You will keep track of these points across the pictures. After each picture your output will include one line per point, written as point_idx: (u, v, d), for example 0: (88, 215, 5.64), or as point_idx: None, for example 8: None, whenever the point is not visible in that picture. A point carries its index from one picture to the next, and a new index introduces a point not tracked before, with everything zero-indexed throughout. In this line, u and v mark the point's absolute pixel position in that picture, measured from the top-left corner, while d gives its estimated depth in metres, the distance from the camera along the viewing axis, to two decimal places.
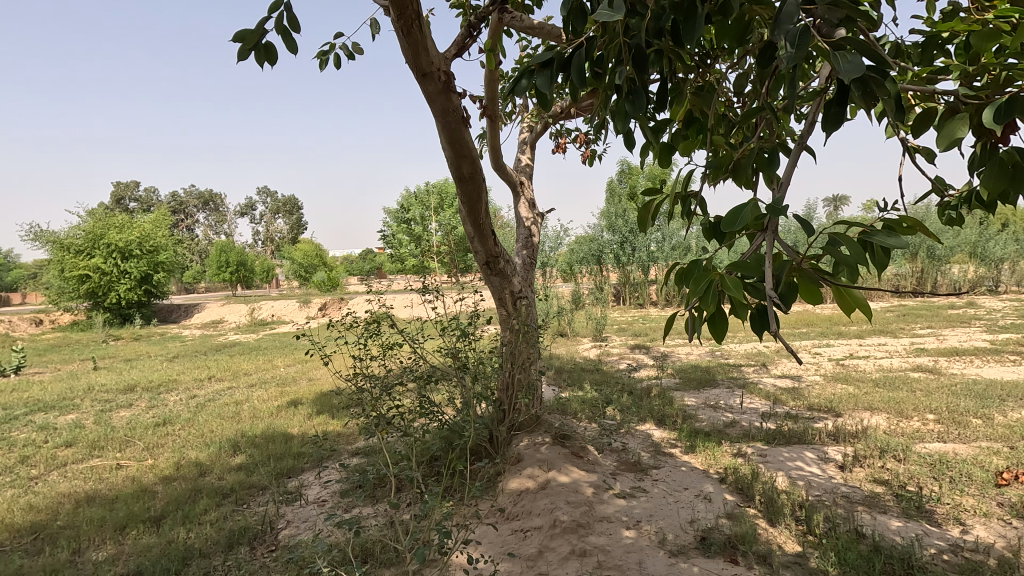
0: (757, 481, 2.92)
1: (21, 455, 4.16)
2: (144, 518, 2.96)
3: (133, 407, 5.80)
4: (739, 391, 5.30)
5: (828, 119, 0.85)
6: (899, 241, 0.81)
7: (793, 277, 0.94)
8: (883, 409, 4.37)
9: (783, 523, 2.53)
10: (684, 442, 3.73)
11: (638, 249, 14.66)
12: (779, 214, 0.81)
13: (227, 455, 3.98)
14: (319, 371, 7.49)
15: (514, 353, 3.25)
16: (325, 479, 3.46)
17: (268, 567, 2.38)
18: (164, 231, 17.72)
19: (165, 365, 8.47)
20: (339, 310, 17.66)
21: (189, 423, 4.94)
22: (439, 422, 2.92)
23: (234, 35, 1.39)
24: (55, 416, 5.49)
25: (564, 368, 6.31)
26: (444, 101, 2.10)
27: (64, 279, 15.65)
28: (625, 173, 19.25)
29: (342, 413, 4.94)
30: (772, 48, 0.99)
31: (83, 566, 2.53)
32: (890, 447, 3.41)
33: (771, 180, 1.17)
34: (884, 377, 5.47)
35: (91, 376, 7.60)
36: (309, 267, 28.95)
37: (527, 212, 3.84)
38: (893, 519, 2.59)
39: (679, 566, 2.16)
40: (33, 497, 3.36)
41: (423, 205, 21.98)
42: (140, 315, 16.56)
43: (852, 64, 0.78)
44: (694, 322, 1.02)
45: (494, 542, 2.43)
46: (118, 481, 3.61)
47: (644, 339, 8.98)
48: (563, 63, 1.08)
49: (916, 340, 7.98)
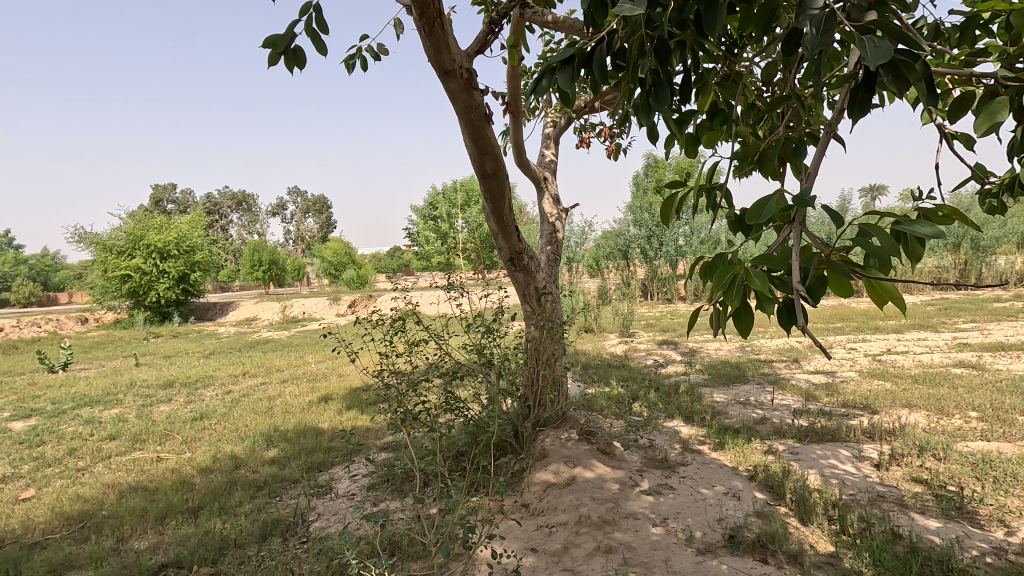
0: (788, 479, 2.84)
1: (69, 447, 4.35)
2: (183, 509, 3.07)
3: (172, 402, 6.01)
4: (770, 387, 5.20)
5: (855, 105, 0.84)
6: (935, 230, 0.77)
7: (822, 270, 0.91)
8: (922, 406, 4.22)
9: (815, 522, 2.47)
10: (713, 439, 3.67)
11: (665, 243, 14.48)
12: (807, 205, 0.79)
13: (261, 448, 4.09)
14: (348, 366, 7.63)
15: (539, 350, 3.23)
16: (353, 472, 3.53)
17: (300, 558, 2.44)
18: (200, 231, 18.26)
19: (203, 361, 8.77)
20: (367, 308, 17.80)
21: (225, 418, 5.10)
22: (465, 417, 2.94)
23: (265, 41, 1.41)
24: (100, 410, 5.73)
25: (590, 363, 6.30)
26: (466, 98, 2.10)
27: (107, 281, 16.25)
28: (651, 167, 19.10)
29: (370, 408, 5.03)
30: (797, 34, 0.96)
31: (125, 554, 2.62)
32: (930, 444, 3.30)
33: (799, 172, 1.16)
34: (923, 372, 5.29)
35: (132, 372, 7.92)
36: (338, 265, 29.59)
37: (552, 208, 3.80)
38: (932, 519, 2.51)
39: (707, 564, 2.12)
40: (80, 488, 3.52)
41: (450, 203, 22.25)
42: (178, 313, 17.12)
43: (880, 49, 0.75)
44: (718, 316, 0.99)
45: (520, 537, 2.43)
46: (159, 473, 3.75)
47: (670, 335, 8.87)
48: (584, 60, 1.07)
49: (959, 334, 7.67)
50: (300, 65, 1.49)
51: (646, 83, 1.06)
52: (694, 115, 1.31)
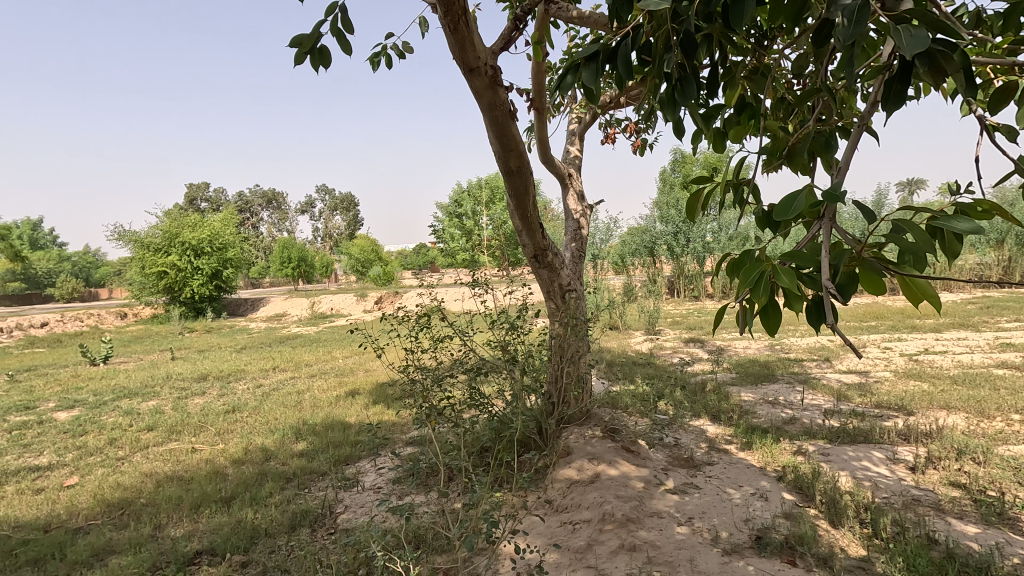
0: (818, 481, 2.78)
1: (110, 437, 4.53)
2: (216, 498, 3.17)
3: (206, 395, 6.20)
4: (800, 386, 5.08)
5: (890, 97, 0.82)
6: (971, 226, 0.74)
7: (853, 267, 0.89)
8: (961, 408, 4.08)
9: (846, 526, 2.41)
10: (741, 438, 3.61)
11: (692, 239, 14.26)
12: (837, 200, 0.77)
13: (291, 441, 4.19)
14: (375, 361, 7.75)
15: (563, 347, 3.23)
16: (380, 465, 3.59)
17: (328, 549, 2.49)
18: (232, 228, 18.72)
19: (235, 356, 9.01)
20: (393, 304, 18.01)
21: (256, 411, 5.23)
22: (489, 413, 2.96)
23: (291, 41, 1.44)
24: (139, 402, 5.95)
25: (615, 361, 6.26)
26: (491, 95, 2.11)
27: (144, 277, 16.82)
28: (678, 162, 18.83)
29: (396, 403, 5.10)
30: (829, 25, 0.93)
31: (162, 541, 2.72)
32: (969, 448, 3.18)
33: (830, 166, 1.14)
34: (963, 373, 5.10)
35: (169, 365, 8.19)
36: (364, 262, 30.02)
37: (576, 205, 3.79)
38: (970, 525, 2.43)
39: (733, 565, 2.09)
40: (120, 476, 3.66)
41: (475, 200, 22.33)
42: (211, 309, 17.62)
43: (916, 38, 0.73)
44: (745, 314, 0.98)
45: (543, 533, 2.44)
46: (194, 463, 3.87)
47: (697, 333, 8.75)
48: (609, 55, 1.06)
49: (1002, 333, 7.37)
50: (325, 64, 1.52)
51: (672, 78, 1.05)
52: (722, 109, 1.29)
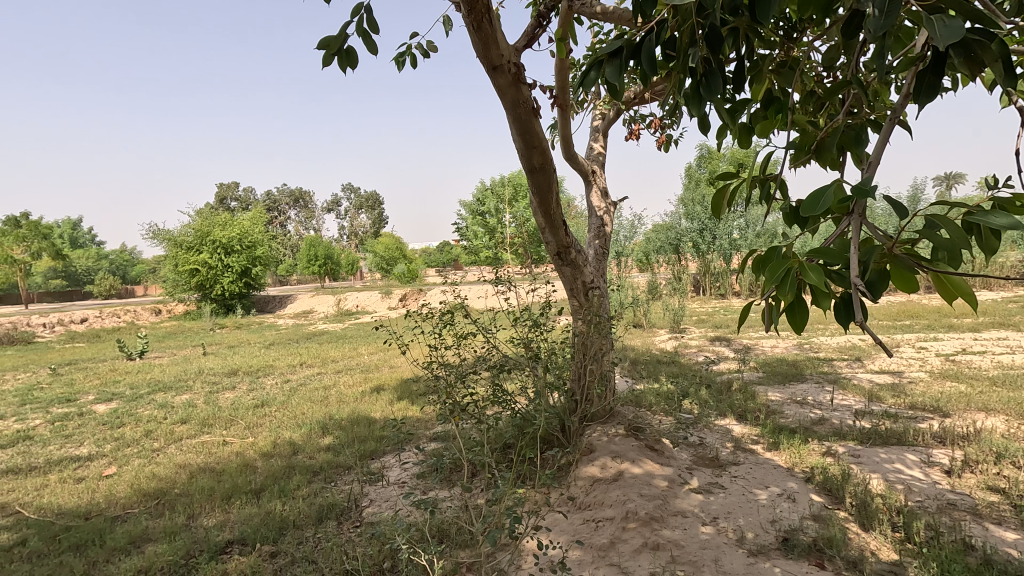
0: (848, 483, 2.72)
1: (146, 429, 4.69)
2: (246, 490, 3.25)
3: (236, 389, 6.37)
4: (830, 386, 4.97)
5: (923, 90, 0.80)
6: (1009, 221, 0.72)
7: (884, 263, 0.87)
8: (1001, 410, 3.93)
9: (877, 529, 2.35)
10: (768, 439, 3.55)
11: (718, 236, 14.03)
12: (866, 195, 0.76)
13: (317, 435, 4.28)
14: (399, 358, 7.84)
15: (586, 344, 3.22)
16: (404, 461, 3.64)
17: (354, 541, 2.54)
18: (260, 227, 19.12)
19: (264, 351, 9.23)
20: (417, 302, 18.18)
21: (284, 406, 5.35)
22: (513, 410, 2.97)
23: (319, 43, 1.46)
24: (173, 395, 6.14)
25: (639, 359, 6.21)
26: (514, 93, 2.12)
27: (178, 274, 17.32)
28: (704, 158, 18.55)
29: (420, 399, 5.15)
30: (859, 16, 0.91)
31: (195, 530, 2.81)
32: (1008, 451, 3.07)
33: (859, 161, 1.11)
34: (1003, 374, 4.92)
35: (201, 361, 8.42)
36: (389, 260, 30.35)
37: (600, 201, 3.77)
38: (1009, 531, 2.34)
39: (759, 566, 2.07)
40: (155, 467, 3.78)
41: (498, 198, 22.37)
42: (241, 305, 18.05)
43: (950, 28, 0.71)
44: (772, 311, 0.97)
45: (566, 530, 2.44)
46: (225, 455, 3.98)
47: (723, 331, 8.61)
48: (633, 51, 1.05)
49: None
50: (351, 65, 1.53)
51: (697, 72, 1.04)
52: (748, 103, 1.27)
